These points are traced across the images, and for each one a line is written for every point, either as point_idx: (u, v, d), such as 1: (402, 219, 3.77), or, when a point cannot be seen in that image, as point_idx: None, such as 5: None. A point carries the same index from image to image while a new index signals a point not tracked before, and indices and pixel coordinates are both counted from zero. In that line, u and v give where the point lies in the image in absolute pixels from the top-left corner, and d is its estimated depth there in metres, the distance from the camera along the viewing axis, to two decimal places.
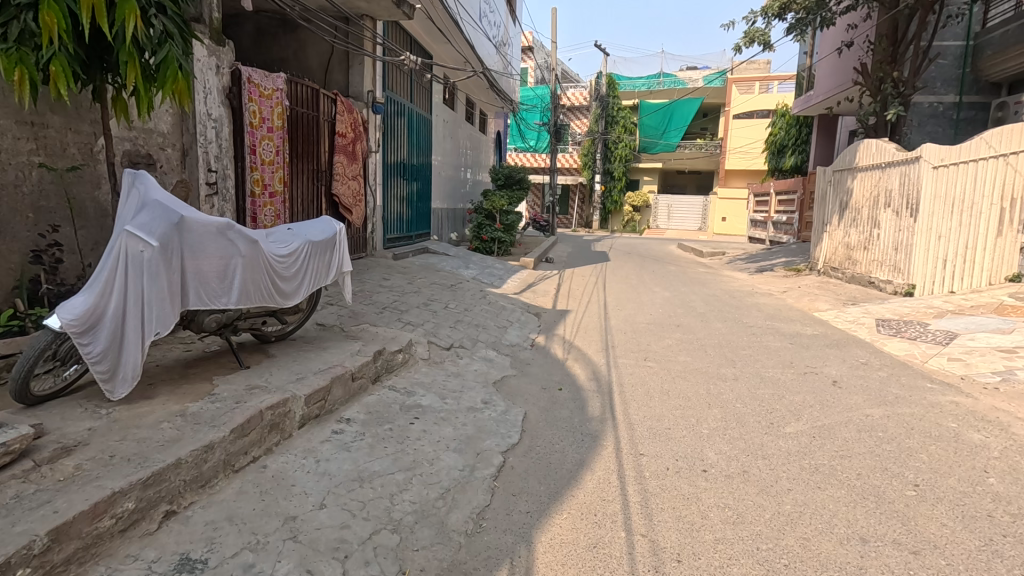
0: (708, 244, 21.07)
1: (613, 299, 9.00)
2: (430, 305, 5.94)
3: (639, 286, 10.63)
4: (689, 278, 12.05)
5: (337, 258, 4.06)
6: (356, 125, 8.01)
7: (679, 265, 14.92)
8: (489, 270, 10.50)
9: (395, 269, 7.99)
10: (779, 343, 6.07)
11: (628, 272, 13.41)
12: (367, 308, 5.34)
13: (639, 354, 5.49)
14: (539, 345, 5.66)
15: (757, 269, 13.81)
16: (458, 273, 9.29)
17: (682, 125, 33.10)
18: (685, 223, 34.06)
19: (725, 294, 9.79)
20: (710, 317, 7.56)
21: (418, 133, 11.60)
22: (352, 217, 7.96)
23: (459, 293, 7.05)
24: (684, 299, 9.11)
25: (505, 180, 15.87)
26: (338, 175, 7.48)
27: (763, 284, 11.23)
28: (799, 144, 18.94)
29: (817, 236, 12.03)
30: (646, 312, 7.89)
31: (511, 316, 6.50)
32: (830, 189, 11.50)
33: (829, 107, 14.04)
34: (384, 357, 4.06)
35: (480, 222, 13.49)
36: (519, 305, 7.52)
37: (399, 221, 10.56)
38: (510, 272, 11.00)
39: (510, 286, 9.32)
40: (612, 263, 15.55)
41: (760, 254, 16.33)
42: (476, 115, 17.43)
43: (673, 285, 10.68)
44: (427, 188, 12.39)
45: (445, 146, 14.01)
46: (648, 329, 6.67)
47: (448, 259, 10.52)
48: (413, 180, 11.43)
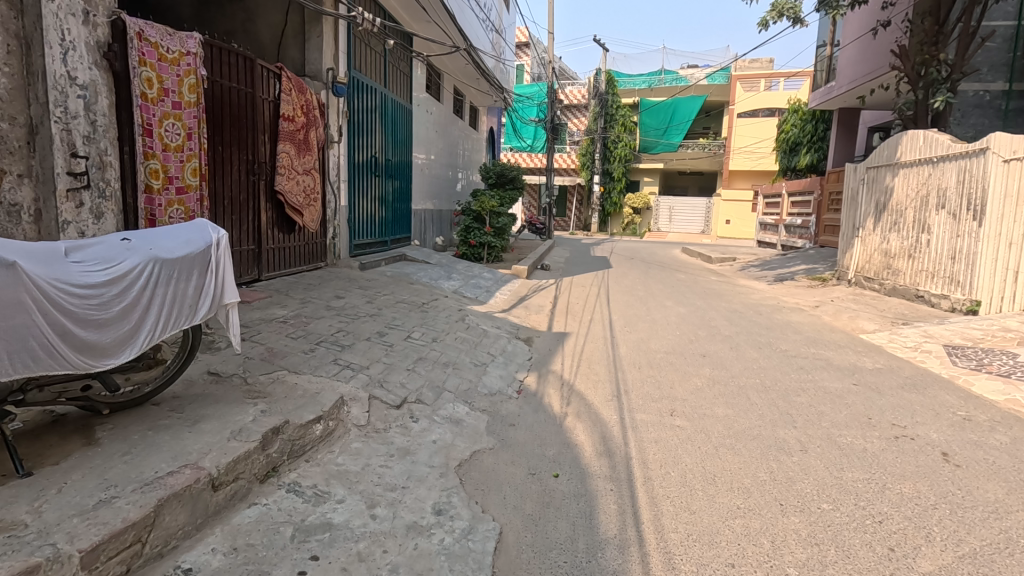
0: (715, 249, 19.73)
1: (619, 317, 7.59)
2: (387, 335, 4.54)
3: (649, 299, 9.28)
4: (703, 288, 10.68)
5: (217, 282, 2.65)
6: (309, 108, 6.61)
7: (688, 273, 13.56)
8: (475, 281, 9.09)
9: (357, 282, 6.58)
10: (839, 384, 4.68)
11: (633, 280, 12.04)
12: (296, 343, 3.94)
13: (661, 403, 4.09)
14: (527, 390, 4.27)
15: (775, 278, 12.44)
16: (437, 286, 7.89)
17: (686, 125, 31.64)
18: (686, 226, 32.51)
19: (749, 309, 8.42)
20: (739, 342, 6.18)
21: (397, 125, 10.22)
22: (306, 220, 6.57)
23: (431, 315, 5.64)
24: (703, 317, 7.71)
25: (497, 177, 14.50)
26: (285, 168, 6.10)
27: (788, 296, 9.87)
28: (813, 141, 17.51)
29: (846, 241, 10.69)
30: (660, 334, 6.50)
31: (494, 346, 5.10)
32: (863, 188, 10.14)
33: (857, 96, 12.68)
34: (288, 437, 2.67)
35: (468, 225, 12.06)
36: (507, 328, 6.13)
37: (372, 224, 9.17)
38: (500, 283, 9.60)
39: (497, 302, 7.92)
40: (615, 270, 14.17)
41: (775, 260, 14.98)
42: (466, 108, 16.03)
43: (688, 298, 9.33)
44: (407, 187, 11.01)
45: (430, 139, 12.58)
46: (667, 361, 5.29)
47: (428, 268, 9.14)
48: (390, 179, 10.05)
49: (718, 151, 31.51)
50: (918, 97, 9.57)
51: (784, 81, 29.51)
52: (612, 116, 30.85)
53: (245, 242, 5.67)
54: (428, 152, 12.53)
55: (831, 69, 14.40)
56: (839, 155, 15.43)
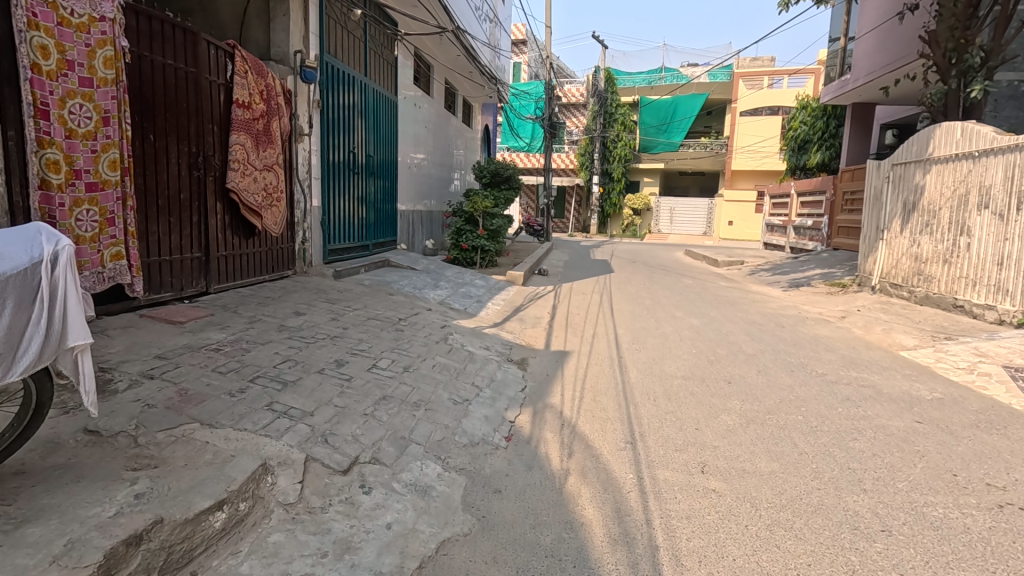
0: (720, 251, 18.90)
1: (625, 331, 6.74)
2: (346, 366, 3.69)
3: (657, 308, 8.44)
4: (714, 296, 9.84)
5: (51, 319, 1.81)
6: (270, 94, 5.72)
7: (695, 278, 12.72)
8: (465, 289, 8.23)
9: (326, 294, 5.73)
10: (900, 422, 3.84)
11: (637, 286, 11.20)
12: (222, 381, 3.08)
13: (687, 454, 3.25)
14: (519, 436, 3.41)
15: (789, 283, 11.61)
16: (422, 296, 7.04)
17: (686, 127, 30.83)
18: (688, 227, 31.67)
19: (768, 321, 7.58)
20: (766, 363, 5.33)
21: (381, 118, 9.36)
22: (267, 223, 5.70)
23: (407, 334, 4.78)
24: (719, 330, 6.85)
25: (491, 176, 13.63)
26: (240, 162, 5.23)
27: (808, 304, 9.04)
28: (825, 137, 16.62)
29: (869, 244, 9.87)
30: (675, 353, 5.66)
31: (480, 374, 4.25)
32: (889, 186, 9.32)
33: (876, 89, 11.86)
34: (160, 544, 1.81)
35: (459, 228, 11.20)
36: (498, 347, 5.27)
37: (353, 227, 8.30)
38: (492, 291, 8.75)
39: (488, 314, 7.06)
40: (617, 274, 13.34)
41: (786, 264, 14.17)
42: (459, 104, 15.19)
43: (699, 307, 8.50)
44: (393, 187, 10.15)
45: (419, 134, 11.72)
46: (688, 390, 4.43)
47: (413, 275, 8.29)
48: (375, 177, 9.19)
49: (720, 151, 30.60)
50: (946, 88, 8.84)
51: (789, 77, 28.81)
52: (611, 115, 30.08)
53: (190, 249, 4.80)
54: (417, 149, 11.68)
55: (847, 62, 13.57)
56: (853, 153, 14.62)
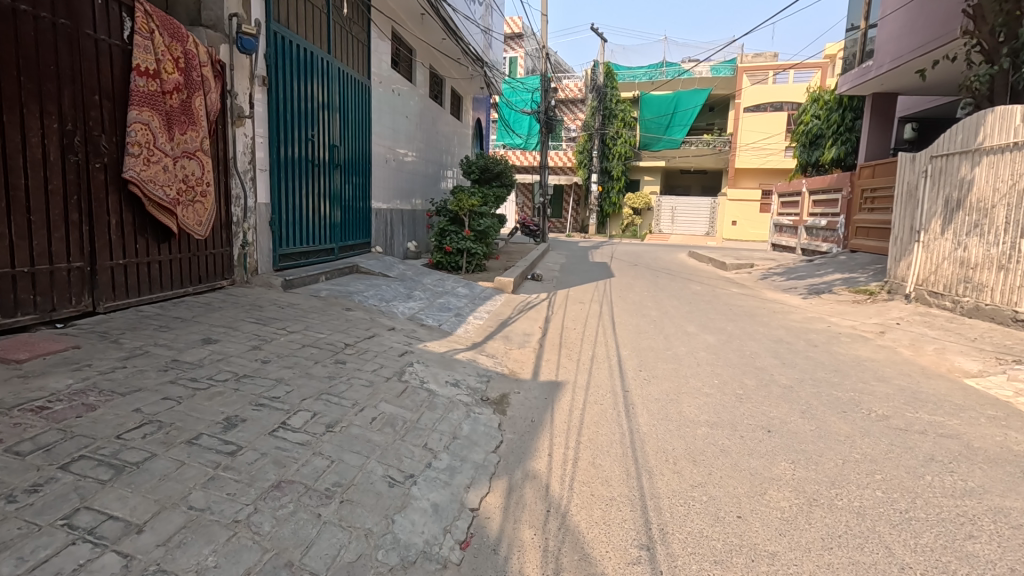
0: (727, 254, 17.81)
1: (629, 351, 5.65)
2: (237, 429, 2.56)
3: (665, 321, 7.34)
4: (728, 305, 8.75)
5: None
6: (190, 62, 4.59)
7: (703, 283, 11.62)
8: (444, 300, 7.13)
9: (260, 312, 4.61)
10: (1021, 502, 2.74)
11: (641, 293, 10.12)
12: (7, 473, 1.95)
13: (735, 575, 2.14)
14: (481, 542, 2.29)
15: (809, 289, 10.54)
16: (387, 309, 5.93)
17: (688, 123, 29.78)
18: (690, 227, 30.57)
19: (796, 337, 6.49)
20: (809, 400, 4.22)
21: (351, 104, 8.22)
22: (185, 222, 4.58)
23: (350, 368, 3.68)
24: (741, 352, 5.75)
25: (480, 172, 12.50)
26: (143, 145, 4.11)
27: (836, 316, 7.96)
28: (840, 131, 15.42)
29: (901, 247, 8.79)
30: (693, 386, 4.55)
31: (438, 429, 3.13)
32: (927, 181, 8.23)
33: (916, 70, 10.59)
34: None
35: (443, 229, 10.08)
36: (471, 380, 4.16)
37: (316, 227, 7.17)
38: (476, 301, 7.64)
39: (466, 331, 5.95)
40: (618, 278, 12.26)
41: (801, 268, 13.11)
42: (447, 93, 14.05)
43: (713, 320, 7.43)
44: (367, 182, 9.03)
45: (399, 125, 10.57)
46: (717, 447, 3.33)
47: (384, 283, 7.19)
48: (345, 171, 8.06)
49: (723, 148, 29.45)
50: (991, 69, 7.74)
51: (795, 72, 27.90)
52: (611, 111, 28.97)
53: (65, 257, 3.67)
54: (397, 142, 10.54)
55: (867, 49, 12.50)
56: (874, 148, 13.51)
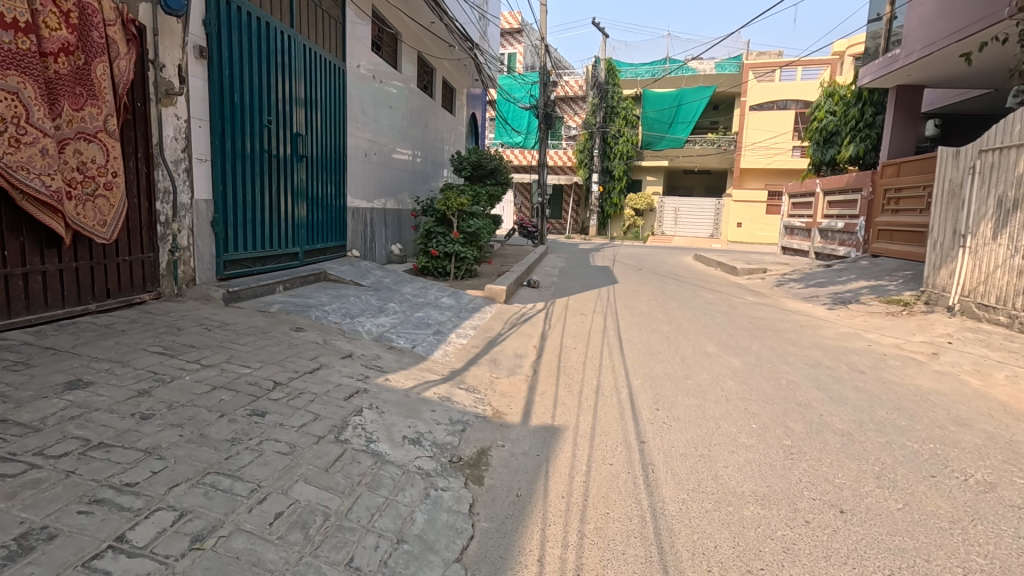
0: (736, 258, 16.86)
1: (641, 382, 4.65)
2: (24, 564, 1.56)
3: (680, 338, 6.34)
4: (747, 318, 7.77)
5: None
6: (89, 17, 3.60)
7: (715, 290, 10.63)
8: (423, 314, 6.14)
9: (174, 336, 3.62)
10: None
11: (648, 302, 9.16)
12: None
13: None
14: None
15: (833, 299, 9.57)
16: (350, 327, 4.94)
17: (691, 119, 28.65)
18: (693, 229, 29.64)
19: (836, 360, 5.50)
20: (881, 458, 3.23)
21: (321, 88, 7.22)
22: (80, 222, 3.59)
23: (267, 423, 2.68)
24: (776, 382, 4.75)
25: (472, 169, 11.50)
26: (8, 121, 3.11)
27: (874, 331, 6.98)
28: (858, 127, 14.31)
29: (942, 253, 7.82)
30: (727, 433, 3.56)
31: (376, 530, 2.12)
32: (974, 179, 7.27)
33: (963, 54, 9.56)
34: None
35: (429, 230, 9.09)
36: (439, 433, 3.17)
37: (275, 228, 6.16)
38: (461, 314, 6.65)
39: (445, 355, 4.95)
40: (622, 285, 11.29)
41: (820, 274, 12.15)
42: (438, 85, 13.02)
43: (734, 337, 6.45)
44: (341, 177, 8.03)
45: (382, 115, 9.58)
46: (778, 547, 2.33)
47: (355, 294, 6.20)
48: (314, 164, 7.05)
49: (728, 147, 28.44)
50: None
51: (803, 69, 26.93)
52: (612, 109, 28.05)
53: None
54: (380, 134, 9.55)
55: (893, 37, 11.53)
56: (898, 145, 12.52)
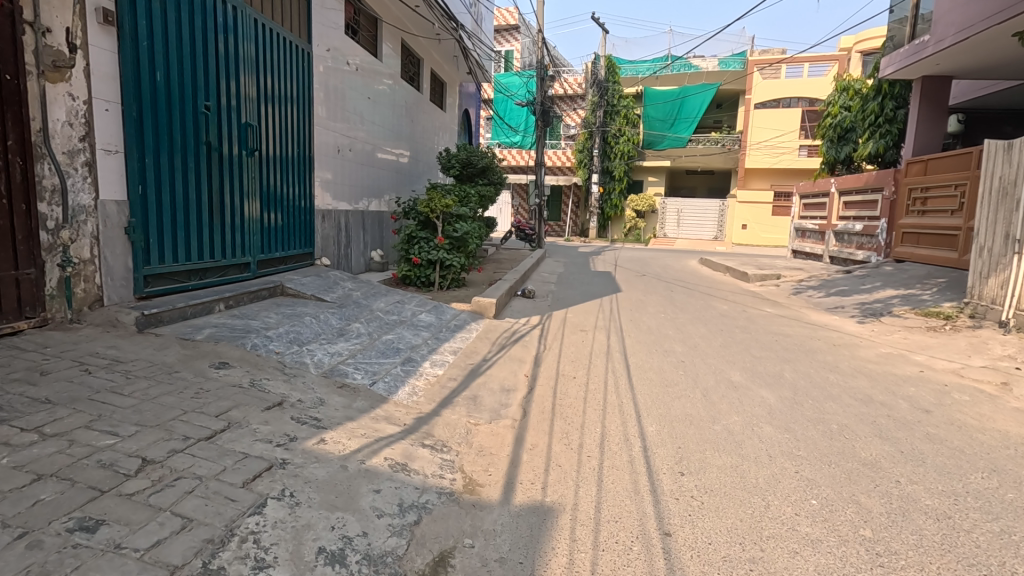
0: (745, 262, 15.91)
1: (658, 431, 3.69)
2: None
3: (697, 363, 5.38)
4: (771, 335, 6.80)
5: None
6: None
7: (728, 300, 9.66)
8: (394, 336, 5.18)
9: (27, 386, 2.67)
10: None
11: (656, 314, 8.21)
12: None
13: None
14: None
15: (861, 310, 8.62)
16: (294, 359, 3.98)
17: (695, 116, 27.81)
18: (697, 232, 28.74)
19: (889, 393, 4.55)
20: (1009, 566, 2.28)
21: (278, 71, 6.22)
22: None
23: (90, 548, 1.71)
24: (825, 427, 3.79)
25: (461, 168, 10.51)
26: None
27: (920, 352, 6.02)
28: (878, 122, 13.15)
29: (992, 261, 6.87)
30: (783, 520, 2.60)
31: None
32: None
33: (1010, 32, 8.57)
34: None
35: (411, 234, 8.13)
36: (378, 534, 2.21)
37: (218, 234, 5.18)
38: (441, 334, 5.69)
39: (413, 394, 3.99)
40: (625, 293, 10.36)
41: (839, 280, 11.21)
42: (426, 76, 12.04)
43: (762, 362, 5.49)
44: (306, 175, 7.05)
45: (361, 107, 8.60)
46: None
47: (313, 311, 5.24)
48: (270, 159, 6.07)
49: (733, 146, 27.47)
50: None
51: (810, 64, 26.05)
52: (612, 108, 27.13)
53: None
54: (358, 128, 8.58)
55: (921, 22, 10.60)
56: (924, 140, 11.57)
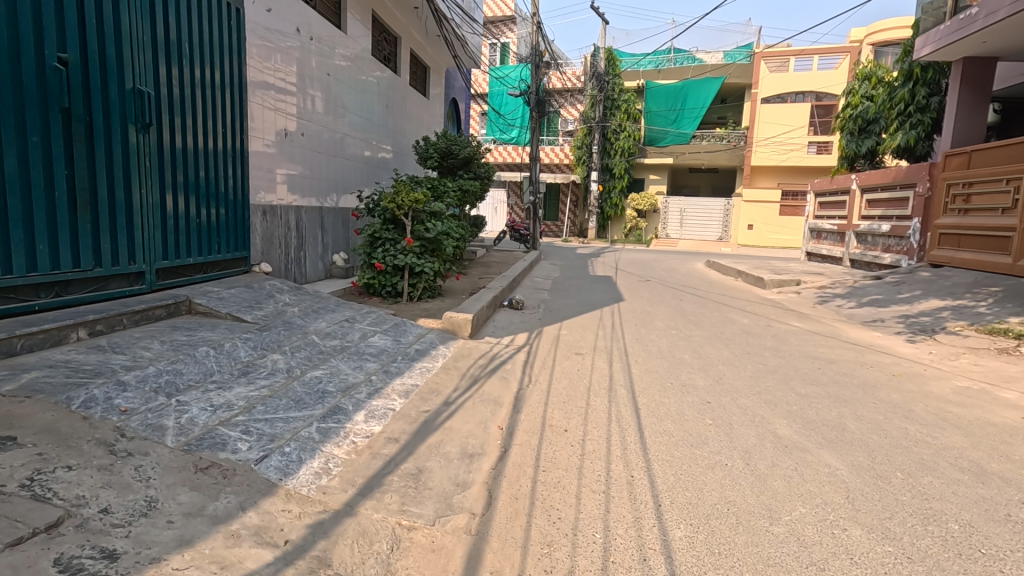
0: (757, 266, 14.64)
1: (689, 541, 2.39)
2: None
3: (728, 407, 4.08)
4: (811, 359, 5.50)
5: None
6: None
7: (747, 311, 8.37)
8: (324, 372, 3.87)
9: None
10: None
11: (665, 329, 6.92)
12: None
13: None
14: None
15: (907, 325, 7.32)
16: (144, 421, 2.67)
17: (701, 110, 26.37)
18: (700, 232, 27.48)
19: (1005, 460, 3.25)
20: None
21: (189, 28, 4.89)
22: None
23: None
24: (944, 533, 2.48)
25: (441, 158, 9.24)
26: None
27: (1007, 386, 4.73)
28: (906, 111, 11.88)
29: None
30: None
31: None
32: None
33: None
34: None
35: (374, 235, 6.82)
36: None
37: (88, 235, 3.83)
38: (394, 365, 4.38)
39: (322, 474, 2.68)
40: (628, 303, 9.08)
41: (869, 287, 9.94)
42: (405, 57, 10.75)
43: (812, 404, 4.18)
44: (237, 161, 5.69)
45: (314, 84, 7.26)
46: None
47: (220, 337, 3.92)
48: (178, 138, 4.72)
49: (739, 143, 26.17)
50: None
51: (819, 57, 24.66)
52: (613, 102, 25.82)
53: None
54: (312, 109, 7.25)
55: None
56: (963, 130, 10.34)
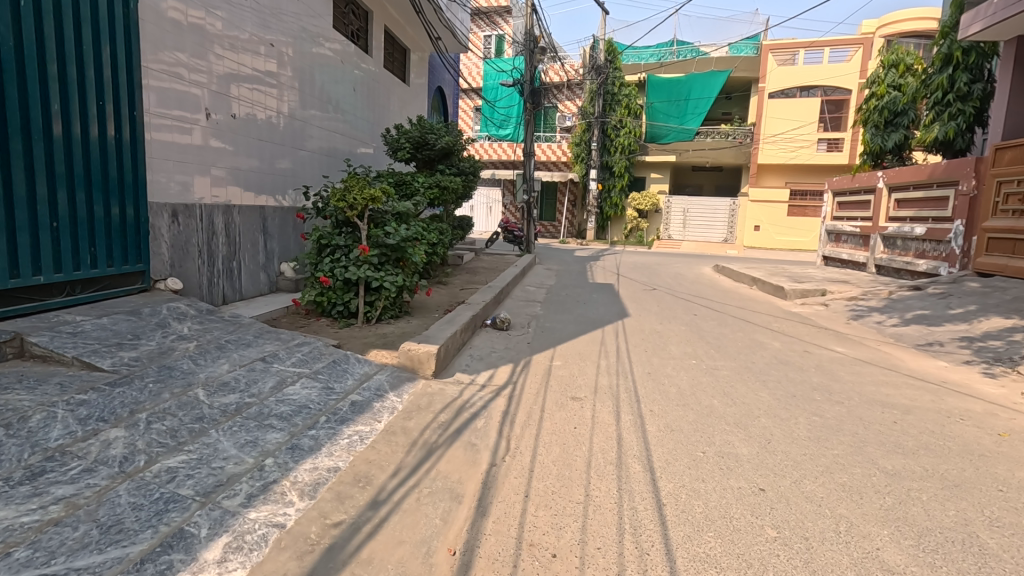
0: (771, 271, 13.39)
1: None
2: None
3: (795, 506, 2.75)
4: (880, 408, 4.18)
5: None
6: None
7: (776, 331, 7.05)
8: (188, 457, 2.54)
9: None
10: None
11: (682, 357, 5.60)
12: None
13: None
14: None
15: (975, 352, 6.01)
16: None
17: (703, 110, 25.19)
18: (704, 232, 26.22)
19: None
20: None
21: None
22: None
23: None
24: None
25: (415, 149, 7.91)
26: None
27: None
28: (943, 100, 10.57)
29: None
30: None
31: None
32: None
33: None
34: None
35: (322, 240, 5.50)
36: None
37: None
38: (311, 435, 3.05)
39: None
40: (634, 318, 7.76)
41: (909, 299, 8.66)
42: (379, 35, 9.38)
43: (914, 496, 2.85)
44: (133, 151, 4.35)
45: (257, 56, 5.88)
46: None
47: (34, 402, 2.59)
48: (13, 111, 3.41)
49: (744, 140, 24.85)
50: None
51: (830, 50, 23.32)
52: (613, 97, 24.54)
53: None
54: (254, 86, 5.86)
55: None
56: (1015, 120, 9.06)
